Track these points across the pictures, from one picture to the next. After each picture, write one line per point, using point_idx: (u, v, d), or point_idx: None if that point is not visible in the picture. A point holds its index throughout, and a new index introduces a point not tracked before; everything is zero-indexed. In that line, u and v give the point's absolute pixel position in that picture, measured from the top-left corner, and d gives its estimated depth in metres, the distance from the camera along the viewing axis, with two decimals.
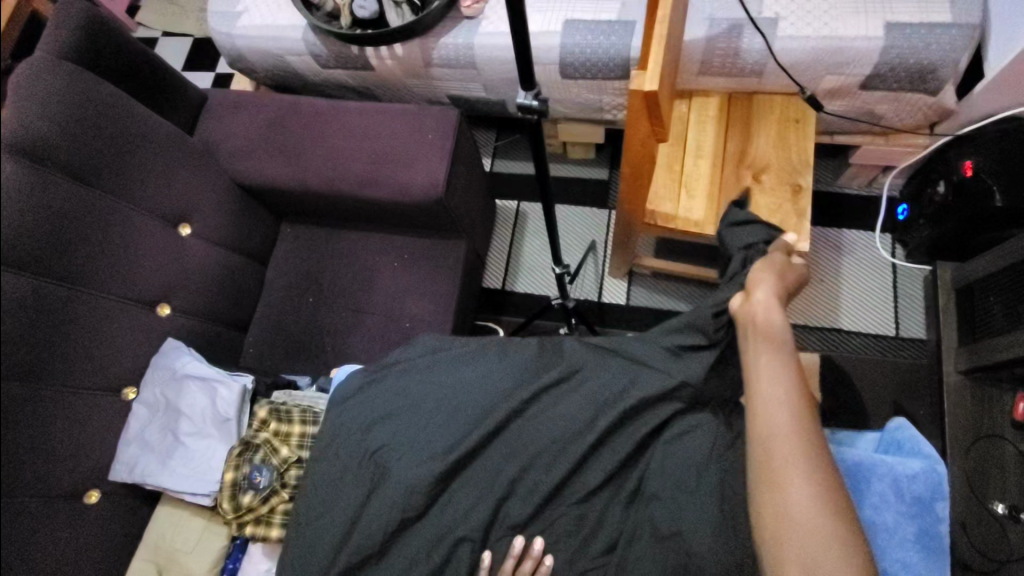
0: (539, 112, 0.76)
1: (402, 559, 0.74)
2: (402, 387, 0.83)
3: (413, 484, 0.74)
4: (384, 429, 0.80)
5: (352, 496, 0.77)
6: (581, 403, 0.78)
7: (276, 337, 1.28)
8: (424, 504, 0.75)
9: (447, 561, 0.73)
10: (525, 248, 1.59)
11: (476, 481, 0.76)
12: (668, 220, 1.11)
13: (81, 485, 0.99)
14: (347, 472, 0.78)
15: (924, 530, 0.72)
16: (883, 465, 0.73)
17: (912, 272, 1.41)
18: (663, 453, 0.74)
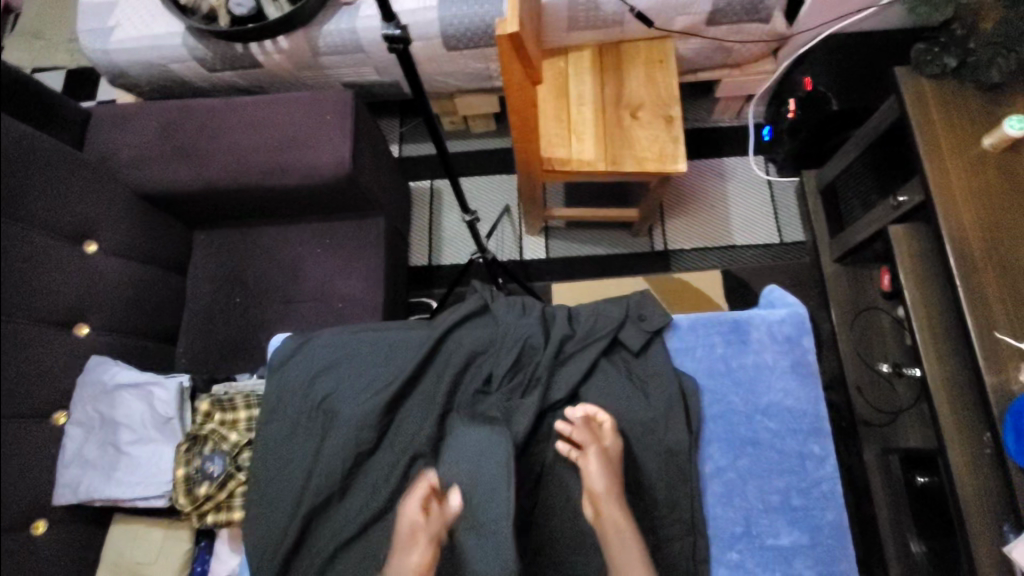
0: (403, 41, 0.78)
1: (363, 488, 0.80)
2: (335, 343, 0.87)
3: (363, 420, 0.80)
4: (327, 382, 0.84)
5: (306, 445, 0.82)
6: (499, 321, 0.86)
7: (211, 342, 1.28)
8: (376, 435, 0.81)
9: (405, 480, 0.79)
10: (444, 223, 1.65)
11: (419, 405, 0.83)
12: (564, 163, 1.21)
13: (24, 515, 0.96)
14: (298, 425, 0.83)
15: (796, 361, 0.80)
16: (756, 317, 0.82)
17: (785, 185, 1.61)
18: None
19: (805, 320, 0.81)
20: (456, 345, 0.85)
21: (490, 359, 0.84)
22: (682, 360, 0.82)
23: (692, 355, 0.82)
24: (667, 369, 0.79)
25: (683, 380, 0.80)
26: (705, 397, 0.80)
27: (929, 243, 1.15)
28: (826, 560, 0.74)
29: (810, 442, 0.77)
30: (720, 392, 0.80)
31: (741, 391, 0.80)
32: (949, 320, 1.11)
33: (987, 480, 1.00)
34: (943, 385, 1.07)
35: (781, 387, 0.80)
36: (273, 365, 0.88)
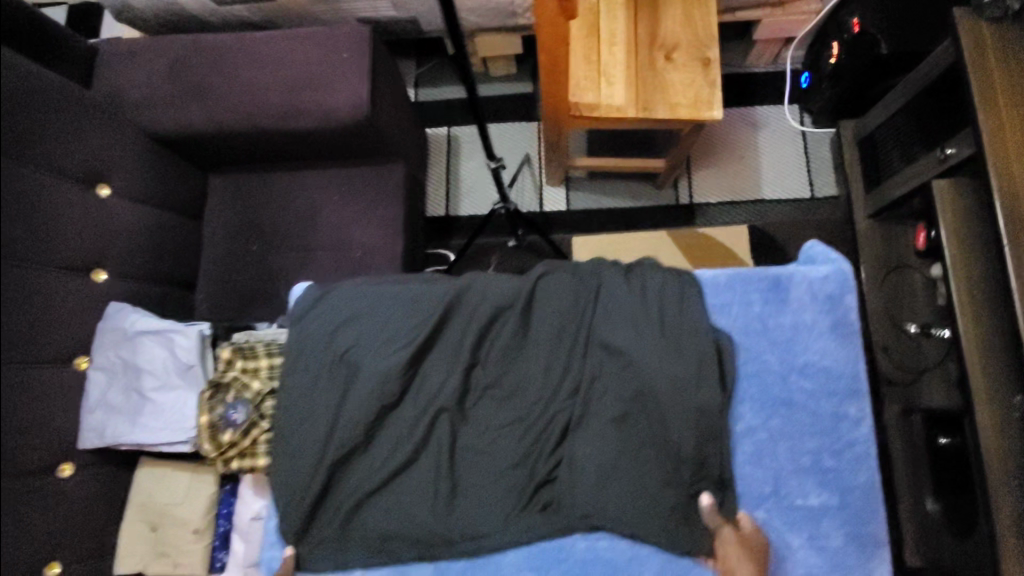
0: None
1: (388, 438, 0.80)
2: (359, 293, 0.85)
3: (387, 372, 0.79)
4: (351, 331, 0.82)
5: (328, 398, 0.80)
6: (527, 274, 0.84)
7: (228, 290, 1.27)
8: (400, 389, 0.79)
9: (430, 432, 0.78)
10: (462, 172, 1.60)
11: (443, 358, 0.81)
12: (592, 109, 1.15)
13: (50, 459, 0.97)
14: (321, 377, 0.81)
15: (837, 320, 0.77)
16: (798, 274, 0.78)
17: (819, 136, 1.53)
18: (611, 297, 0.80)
19: (849, 279, 0.77)
20: (480, 297, 0.82)
21: (516, 311, 0.81)
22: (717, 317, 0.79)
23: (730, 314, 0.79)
24: (703, 326, 0.76)
25: (718, 336, 0.77)
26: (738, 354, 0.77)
27: (974, 200, 1.09)
28: (853, 520, 0.73)
29: (846, 403, 0.75)
30: (756, 352, 0.77)
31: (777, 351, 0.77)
32: (986, 281, 1.07)
33: (1013, 444, 0.99)
34: (977, 348, 1.04)
35: (820, 347, 0.77)
36: (292, 316, 0.85)
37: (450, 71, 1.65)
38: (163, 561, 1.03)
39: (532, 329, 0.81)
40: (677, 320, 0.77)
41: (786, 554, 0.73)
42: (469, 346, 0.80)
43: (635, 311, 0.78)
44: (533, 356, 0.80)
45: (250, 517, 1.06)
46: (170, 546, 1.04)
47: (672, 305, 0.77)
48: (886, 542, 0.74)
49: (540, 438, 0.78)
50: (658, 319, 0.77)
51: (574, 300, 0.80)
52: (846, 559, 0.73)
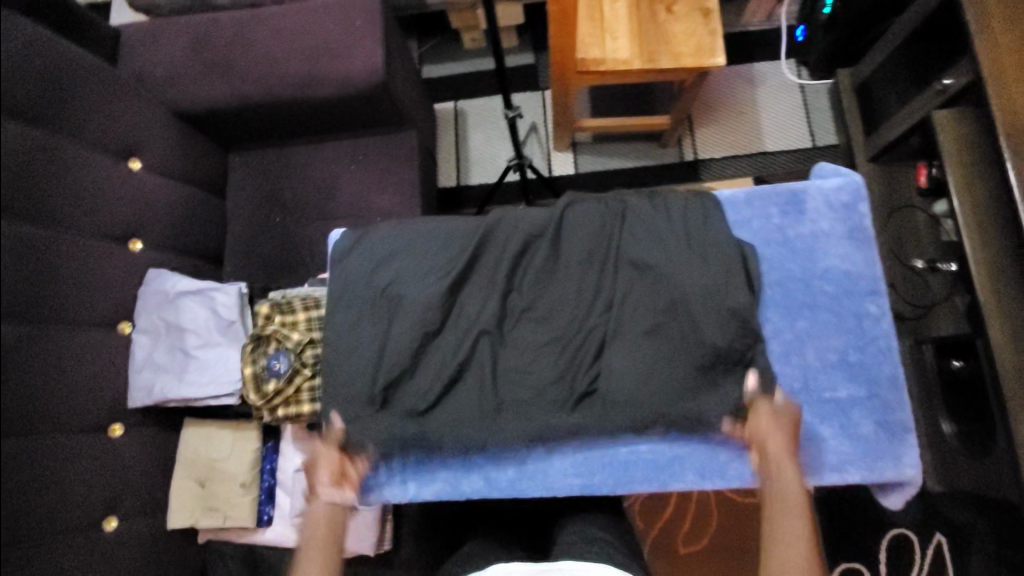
0: None
1: (430, 365, 0.83)
2: (394, 233, 0.89)
3: (428, 302, 0.83)
4: (391, 267, 0.87)
5: (373, 331, 0.84)
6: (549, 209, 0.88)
7: (254, 261, 1.31)
8: (441, 317, 0.83)
9: (472, 356, 0.83)
10: (470, 143, 1.64)
11: (476, 290, 0.85)
12: (598, 63, 1.19)
13: (103, 418, 1.01)
14: (364, 313, 0.85)
15: (852, 227, 0.82)
16: (812, 187, 0.83)
17: (818, 88, 1.58)
18: (636, 222, 0.84)
19: (861, 188, 0.82)
20: (512, 229, 0.86)
21: (544, 241, 0.85)
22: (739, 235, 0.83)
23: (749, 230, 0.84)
24: (722, 241, 0.80)
25: (741, 249, 0.81)
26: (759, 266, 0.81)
27: (973, 126, 1.13)
28: (881, 409, 0.77)
29: (866, 302, 0.80)
30: (775, 263, 0.82)
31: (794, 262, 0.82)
32: (989, 202, 1.11)
33: None
34: (986, 267, 1.08)
35: (839, 252, 0.81)
36: (337, 257, 0.90)
37: (453, 47, 1.70)
38: (214, 514, 1.08)
39: (559, 258, 0.85)
40: (698, 236, 0.81)
41: (820, 445, 0.77)
42: (501, 276, 0.84)
43: (658, 232, 0.82)
44: (562, 282, 0.84)
45: (293, 470, 1.12)
46: (220, 500, 1.08)
47: (690, 225, 0.82)
48: (913, 429, 0.78)
49: (577, 357, 0.82)
50: (679, 238, 0.82)
51: (600, 228, 0.85)
52: (876, 446, 0.76)
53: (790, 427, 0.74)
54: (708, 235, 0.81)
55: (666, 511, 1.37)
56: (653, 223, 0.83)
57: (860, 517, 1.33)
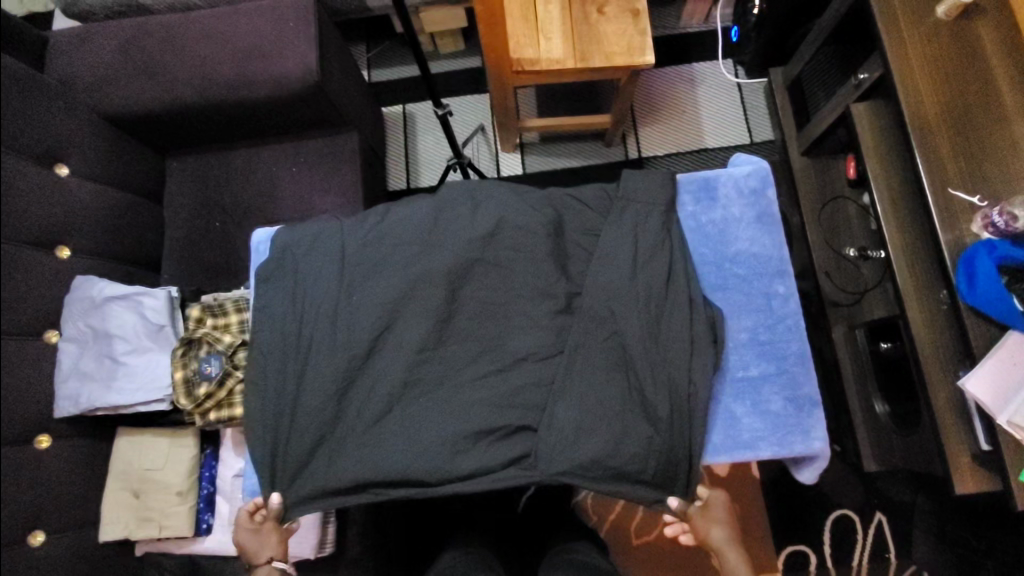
0: None
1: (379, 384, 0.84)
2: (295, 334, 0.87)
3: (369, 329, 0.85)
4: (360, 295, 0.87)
5: (313, 328, 0.86)
6: (467, 207, 0.89)
7: (193, 266, 1.29)
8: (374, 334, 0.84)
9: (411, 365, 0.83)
10: (419, 145, 1.63)
11: (514, 410, 0.81)
12: (533, 63, 1.22)
13: (27, 429, 0.97)
14: (300, 321, 0.87)
15: (761, 212, 0.89)
16: (723, 175, 0.90)
17: (753, 86, 1.63)
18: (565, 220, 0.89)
19: (768, 174, 0.90)
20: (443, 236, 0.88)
21: (342, 350, 0.83)
22: (369, 214, 0.93)
23: (407, 215, 0.90)
24: (404, 231, 0.89)
25: (545, 256, 0.87)
26: (518, 212, 0.88)
27: (887, 118, 1.19)
28: (789, 385, 0.83)
29: (775, 282, 0.87)
30: (672, 243, 0.86)
31: (459, 185, 0.93)
32: (905, 191, 1.15)
33: (941, 332, 1.07)
34: (902, 251, 1.12)
35: (751, 236, 0.88)
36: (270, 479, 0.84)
37: (400, 51, 1.71)
38: (150, 526, 1.05)
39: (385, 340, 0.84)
40: (351, 235, 0.90)
41: (732, 423, 0.82)
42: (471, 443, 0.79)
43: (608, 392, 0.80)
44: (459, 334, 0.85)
45: (233, 475, 1.09)
46: (154, 510, 1.05)
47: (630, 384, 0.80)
48: (821, 403, 0.84)
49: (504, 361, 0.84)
50: (371, 249, 0.89)
51: (353, 308, 0.86)
52: (787, 421, 0.82)
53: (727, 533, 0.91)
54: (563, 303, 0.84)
55: (617, 506, 1.37)
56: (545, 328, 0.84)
57: (803, 502, 1.36)
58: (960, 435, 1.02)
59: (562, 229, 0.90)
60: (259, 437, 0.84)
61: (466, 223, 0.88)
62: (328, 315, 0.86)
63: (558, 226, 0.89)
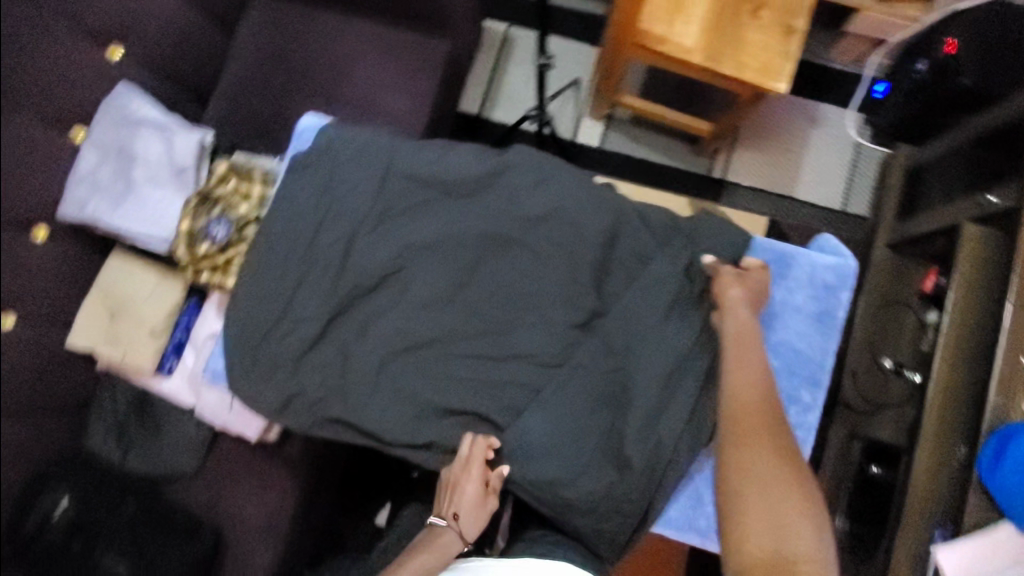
0: None
1: (374, 323, 0.81)
2: (308, 236, 0.82)
3: (379, 267, 0.81)
4: (392, 227, 0.82)
5: (328, 240, 0.82)
6: (527, 178, 0.83)
7: (239, 116, 1.22)
8: (386, 273, 0.81)
9: (411, 319, 0.80)
10: (507, 75, 1.52)
11: (489, 401, 0.79)
12: (659, 42, 1.09)
13: (27, 215, 0.96)
14: (321, 226, 0.82)
15: (824, 310, 0.82)
16: (804, 256, 0.82)
17: (870, 154, 1.48)
18: (626, 239, 0.82)
19: (850, 275, 0.82)
20: (494, 199, 0.82)
21: (351, 275, 0.81)
22: (428, 144, 0.86)
23: (466, 161, 0.83)
24: (455, 179, 0.83)
25: (586, 265, 0.80)
26: (576, 206, 0.81)
27: (997, 251, 1.07)
28: None
29: (804, 388, 0.80)
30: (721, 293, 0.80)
31: (529, 150, 0.84)
32: (977, 334, 1.05)
33: (941, 489, 1.01)
34: (943, 395, 1.04)
35: (800, 329, 0.82)
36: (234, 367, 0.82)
37: None
38: (114, 348, 1.04)
39: (401, 285, 0.82)
40: (401, 162, 0.83)
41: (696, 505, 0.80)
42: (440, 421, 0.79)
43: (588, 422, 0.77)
44: (470, 307, 0.81)
45: (207, 335, 1.08)
46: (123, 337, 1.04)
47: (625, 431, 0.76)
48: None
49: (500, 351, 0.80)
50: (415, 184, 0.83)
51: (374, 238, 0.82)
52: None
53: (751, 292, 0.77)
54: (583, 319, 0.80)
55: None
56: (556, 337, 0.80)
57: None
58: None
59: (613, 242, 0.82)
60: (237, 324, 0.82)
61: (521, 197, 0.82)
62: (348, 233, 0.82)
63: (612, 237, 0.82)
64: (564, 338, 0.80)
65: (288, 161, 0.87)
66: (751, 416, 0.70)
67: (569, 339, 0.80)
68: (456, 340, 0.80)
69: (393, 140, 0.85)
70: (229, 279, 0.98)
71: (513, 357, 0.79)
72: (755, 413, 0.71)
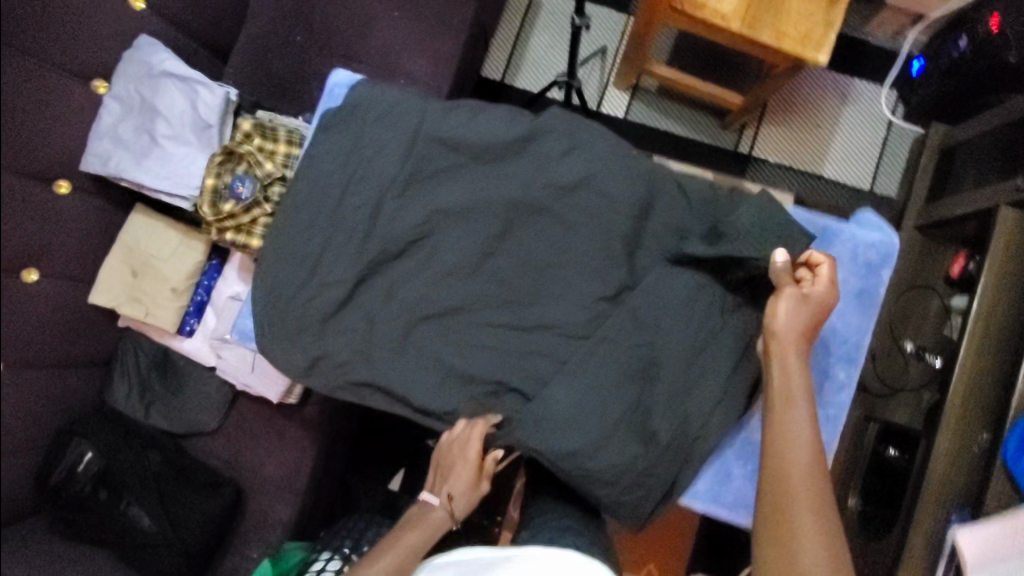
0: None
1: (401, 287, 0.80)
2: (335, 197, 0.80)
3: (408, 230, 0.79)
4: (421, 191, 0.81)
5: (355, 201, 0.80)
6: (562, 144, 0.80)
7: (260, 73, 1.18)
8: (415, 237, 0.80)
9: (439, 285, 0.80)
10: (532, 41, 1.47)
11: (516, 370, 0.78)
12: (697, 6, 1.05)
13: (50, 168, 0.94)
14: (348, 187, 0.80)
15: (864, 288, 0.81)
16: (846, 232, 0.81)
17: (903, 133, 1.44)
18: (661, 209, 0.81)
19: (893, 253, 0.80)
20: (527, 164, 0.80)
21: (379, 237, 0.79)
22: (459, 104, 0.83)
23: (499, 124, 0.81)
24: (488, 142, 0.80)
25: (619, 235, 0.79)
26: (610, 174, 0.79)
27: None
28: None
29: (839, 367, 0.80)
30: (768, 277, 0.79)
31: (563, 114, 0.81)
32: (1007, 321, 1.04)
33: (960, 474, 1.01)
34: (968, 380, 1.03)
35: (840, 308, 0.81)
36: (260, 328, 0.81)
37: None
38: (136, 307, 1.04)
39: (429, 249, 0.80)
40: (432, 122, 0.81)
41: (724, 478, 0.80)
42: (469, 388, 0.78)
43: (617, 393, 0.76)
44: (500, 274, 0.80)
45: (227, 296, 1.08)
46: (145, 295, 1.04)
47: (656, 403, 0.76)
48: None
49: (528, 320, 0.79)
50: (445, 147, 0.81)
51: (403, 202, 0.80)
52: None
53: (802, 331, 0.72)
54: (614, 290, 0.79)
55: None
56: (586, 307, 0.79)
57: None
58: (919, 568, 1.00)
59: (647, 212, 0.80)
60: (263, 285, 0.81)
61: (555, 163, 0.80)
62: (375, 195, 0.80)
63: (646, 207, 0.80)
64: (593, 309, 0.79)
65: (317, 119, 0.85)
66: (792, 485, 0.66)
67: (599, 309, 0.79)
68: (484, 307, 0.80)
69: (422, 100, 0.83)
70: (253, 241, 0.96)
71: (542, 326, 0.79)
72: (802, 480, 0.66)
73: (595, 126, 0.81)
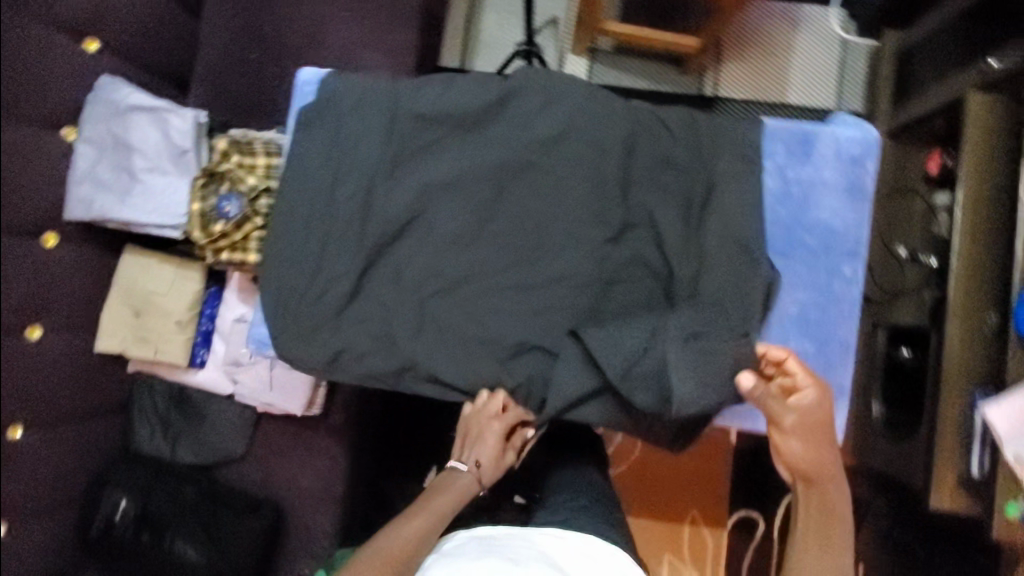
0: None
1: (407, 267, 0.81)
2: (327, 192, 0.81)
3: (404, 210, 0.80)
4: (408, 171, 0.81)
5: (347, 192, 0.80)
6: (538, 100, 0.81)
7: (224, 97, 1.20)
8: (412, 215, 0.81)
9: (444, 258, 0.80)
10: (484, 22, 1.48)
11: (535, 327, 0.79)
12: None
13: (36, 222, 0.92)
14: (337, 180, 0.81)
15: (853, 182, 0.83)
16: (827, 131, 0.83)
17: (858, 48, 1.46)
18: (645, 146, 0.82)
19: (874, 145, 0.83)
20: (507, 127, 0.81)
21: (376, 222, 0.80)
22: (428, 80, 0.84)
23: (472, 91, 0.82)
24: (465, 111, 0.81)
25: (609, 177, 0.80)
26: (590, 121, 0.81)
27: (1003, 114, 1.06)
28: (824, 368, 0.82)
29: (843, 262, 0.83)
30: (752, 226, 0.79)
31: (532, 72, 0.83)
32: (995, 201, 1.06)
33: (977, 356, 1.04)
34: (969, 265, 1.05)
35: (835, 206, 0.83)
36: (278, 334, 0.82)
37: None
38: (145, 346, 1.04)
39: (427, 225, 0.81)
40: (406, 102, 0.82)
41: None
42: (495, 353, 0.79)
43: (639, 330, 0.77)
44: (501, 237, 0.81)
45: (233, 319, 1.08)
46: (152, 332, 1.04)
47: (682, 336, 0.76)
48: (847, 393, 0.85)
49: (537, 276, 0.80)
50: (424, 124, 0.82)
51: (393, 184, 0.81)
52: None
53: (805, 425, 0.74)
54: (615, 231, 0.80)
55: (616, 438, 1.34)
56: (591, 253, 0.80)
57: None
58: (957, 453, 1.02)
59: (632, 151, 0.82)
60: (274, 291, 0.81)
61: (535, 120, 0.81)
62: (364, 183, 0.81)
63: (630, 146, 0.81)
64: (598, 253, 0.80)
65: (294, 119, 0.85)
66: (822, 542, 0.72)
67: (603, 253, 0.80)
68: (492, 271, 0.80)
69: (391, 83, 0.84)
70: (251, 257, 0.96)
71: (551, 279, 0.80)
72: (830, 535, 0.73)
73: (565, 78, 0.83)
